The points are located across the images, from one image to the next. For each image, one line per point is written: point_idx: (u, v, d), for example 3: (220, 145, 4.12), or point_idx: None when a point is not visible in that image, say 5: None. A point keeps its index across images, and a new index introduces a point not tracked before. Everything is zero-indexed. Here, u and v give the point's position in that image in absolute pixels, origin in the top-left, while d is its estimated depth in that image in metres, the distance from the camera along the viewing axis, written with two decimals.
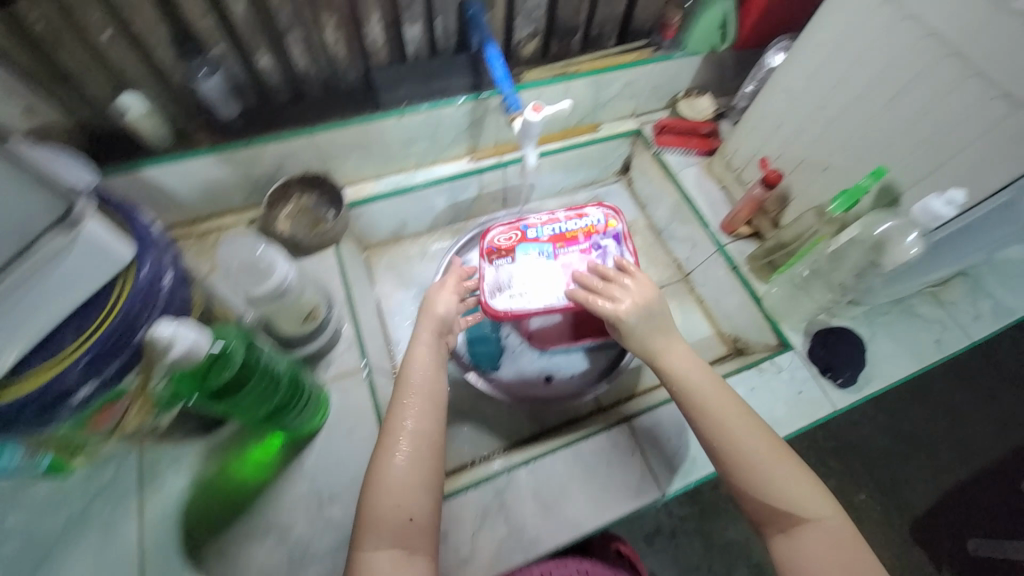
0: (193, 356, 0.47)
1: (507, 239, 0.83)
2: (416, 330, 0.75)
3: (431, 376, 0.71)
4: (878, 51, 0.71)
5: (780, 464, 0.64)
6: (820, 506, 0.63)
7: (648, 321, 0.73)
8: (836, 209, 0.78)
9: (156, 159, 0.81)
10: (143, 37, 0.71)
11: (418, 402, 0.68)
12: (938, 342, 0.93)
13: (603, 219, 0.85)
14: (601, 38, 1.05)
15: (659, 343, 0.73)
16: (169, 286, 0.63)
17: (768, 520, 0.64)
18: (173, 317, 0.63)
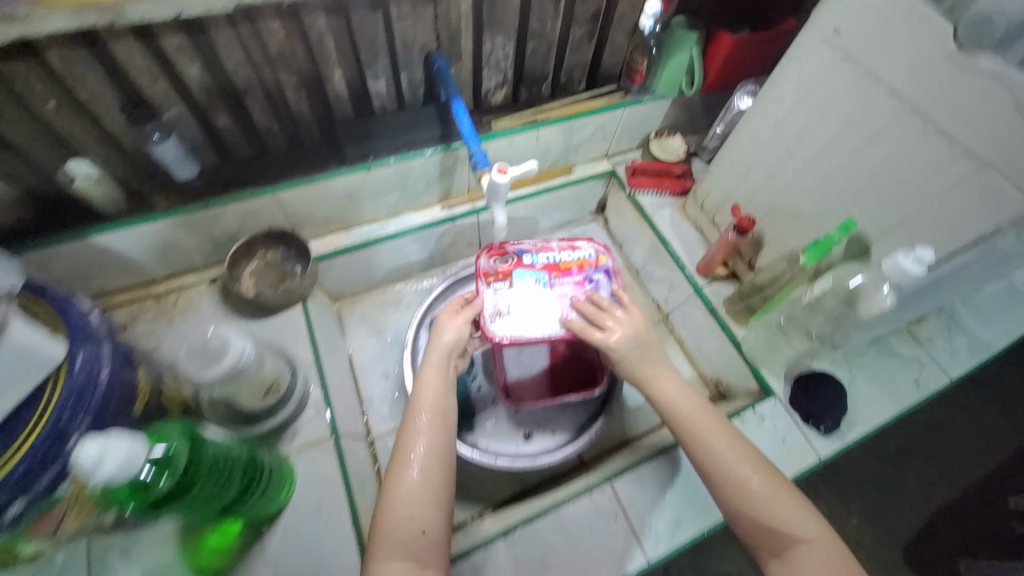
0: (130, 466, 0.44)
1: (504, 263, 0.81)
2: (430, 353, 0.72)
3: (441, 396, 0.69)
4: (842, 105, 0.71)
5: (769, 484, 0.62)
6: (813, 528, 0.60)
7: (640, 349, 0.72)
8: (808, 259, 0.78)
9: (106, 227, 0.77)
10: (91, 105, 0.68)
11: (429, 421, 0.65)
12: (917, 382, 0.92)
13: (595, 252, 0.83)
14: (571, 83, 1.05)
15: (645, 368, 0.71)
16: (107, 385, 0.58)
17: (761, 544, 0.60)
18: (116, 410, 0.58)
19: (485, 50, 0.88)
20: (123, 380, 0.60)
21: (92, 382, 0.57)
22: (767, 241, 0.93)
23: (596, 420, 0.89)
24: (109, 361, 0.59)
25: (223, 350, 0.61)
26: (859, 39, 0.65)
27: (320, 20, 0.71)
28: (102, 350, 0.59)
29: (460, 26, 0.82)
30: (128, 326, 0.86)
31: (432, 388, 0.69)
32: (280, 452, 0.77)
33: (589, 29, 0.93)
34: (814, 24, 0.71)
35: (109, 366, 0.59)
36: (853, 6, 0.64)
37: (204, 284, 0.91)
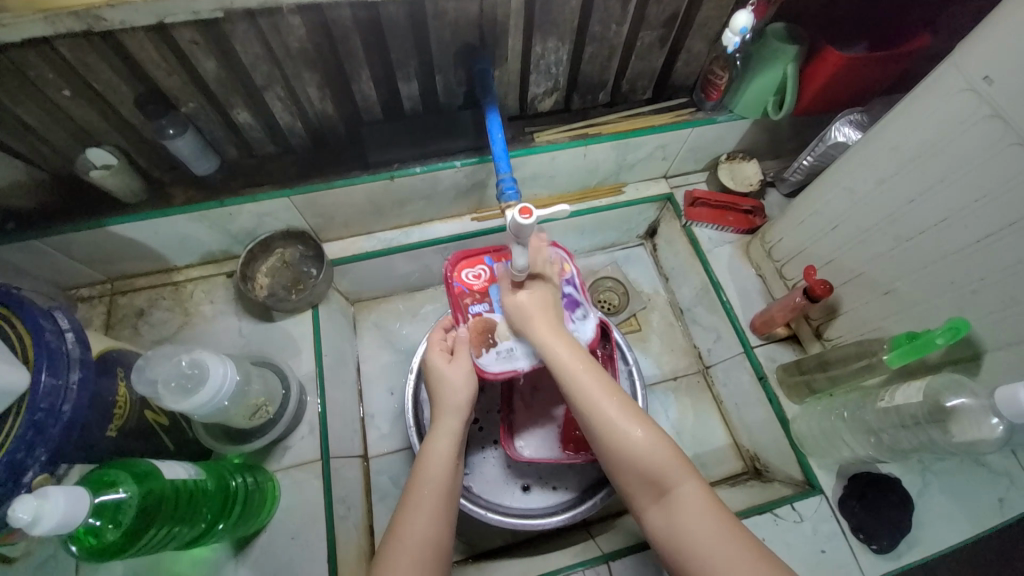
0: (61, 528, 0.42)
1: (477, 277, 0.71)
2: (439, 415, 0.64)
3: (449, 468, 0.61)
4: (976, 173, 0.56)
5: (644, 435, 0.55)
6: (686, 473, 0.54)
7: (540, 302, 0.64)
8: (895, 357, 0.63)
9: (121, 217, 0.75)
10: (106, 95, 0.65)
11: (427, 503, 0.58)
12: (1002, 502, 0.74)
13: (560, 260, 0.72)
14: (633, 92, 0.90)
15: (532, 318, 0.63)
16: (71, 416, 0.49)
17: (638, 491, 0.55)
18: (80, 433, 0.51)
19: (535, 53, 0.76)
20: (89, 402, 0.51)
21: (54, 414, 0.48)
22: (844, 311, 0.77)
23: (603, 486, 0.80)
24: (78, 389, 0.50)
25: (202, 383, 0.58)
26: (1017, 92, 0.50)
27: (345, 14, 0.63)
28: (71, 375, 0.50)
29: (509, 25, 0.71)
30: (144, 312, 0.86)
31: (447, 447, 0.62)
32: (268, 468, 0.75)
33: (663, 33, 0.78)
34: (957, 61, 0.54)
35: (77, 393, 0.50)
36: (1017, 50, 0.49)
37: (223, 274, 0.90)
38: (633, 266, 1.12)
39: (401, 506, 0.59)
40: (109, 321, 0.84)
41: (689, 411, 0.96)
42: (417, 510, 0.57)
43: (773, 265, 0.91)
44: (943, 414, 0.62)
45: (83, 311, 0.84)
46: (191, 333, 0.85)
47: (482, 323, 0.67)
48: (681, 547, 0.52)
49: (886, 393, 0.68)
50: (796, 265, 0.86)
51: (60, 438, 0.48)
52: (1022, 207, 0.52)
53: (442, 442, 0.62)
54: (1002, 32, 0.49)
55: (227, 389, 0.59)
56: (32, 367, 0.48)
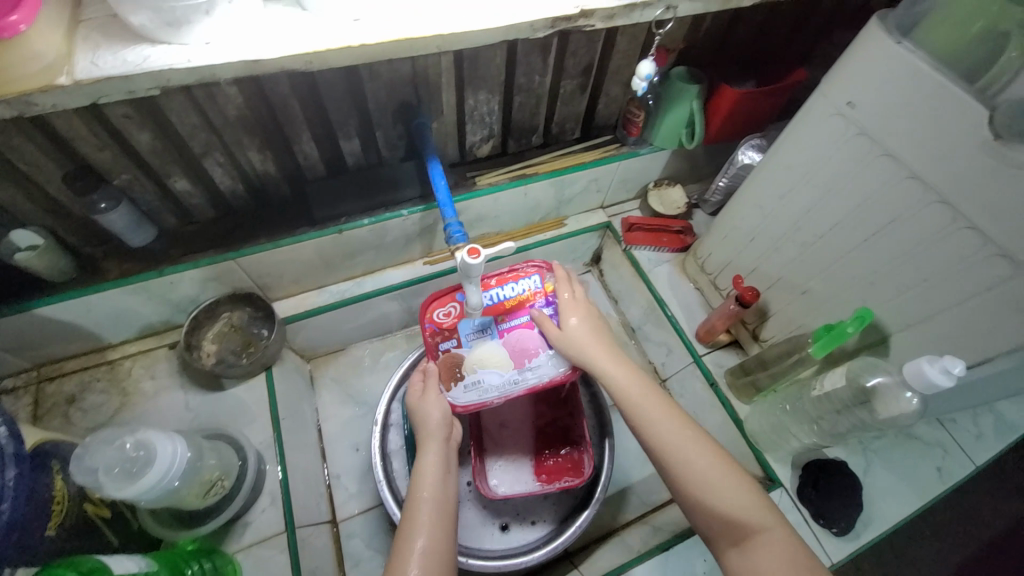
0: None
1: (447, 315, 0.72)
2: (423, 440, 0.65)
3: (442, 485, 0.61)
4: (853, 181, 0.65)
5: (721, 468, 0.55)
6: (765, 512, 0.52)
7: (589, 335, 0.68)
8: (819, 348, 0.71)
9: (47, 298, 0.70)
10: (31, 174, 0.63)
11: (428, 517, 0.57)
12: (939, 470, 0.82)
13: (540, 282, 0.72)
14: (563, 134, 0.98)
15: (584, 344, 0.67)
16: (9, 517, 0.45)
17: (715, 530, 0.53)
18: (16, 537, 0.46)
19: (469, 105, 0.82)
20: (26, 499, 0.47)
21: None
22: (773, 313, 0.85)
23: (578, 513, 0.80)
24: (15, 485, 0.46)
25: (149, 464, 0.56)
26: (873, 115, 0.60)
27: (282, 81, 0.65)
28: (7, 473, 0.45)
29: (441, 82, 0.76)
30: (75, 398, 0.79)
31: (434, 464, 0.63)
32: (226, 551, 0.70)
33: (582, 81, 0.87)
34: (825, 92, 0.65)
35: (15, 491, 0.46)
36: (870, 80, 0.59)
37: (165, 346, 0.86)
38: None
39: (403, 527, 0.57)
40: (36, 412, 0.77)
41: None
42: (421, 525, 0.57)
43: (708, 278, 0.98)
44: (867, 394, 0.69)
45: (3, 405, 0.77)
46: (131, 413, 0.80)
47: (452, 359, 0.71)
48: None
49: (817, 383, 0.75)
50: (727, 276, 0.94)
51: None
52: (895, 208, 0.62)
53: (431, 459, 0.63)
54: (856, 66, 0.60)
55: (178, 468, 0.58)
56: None
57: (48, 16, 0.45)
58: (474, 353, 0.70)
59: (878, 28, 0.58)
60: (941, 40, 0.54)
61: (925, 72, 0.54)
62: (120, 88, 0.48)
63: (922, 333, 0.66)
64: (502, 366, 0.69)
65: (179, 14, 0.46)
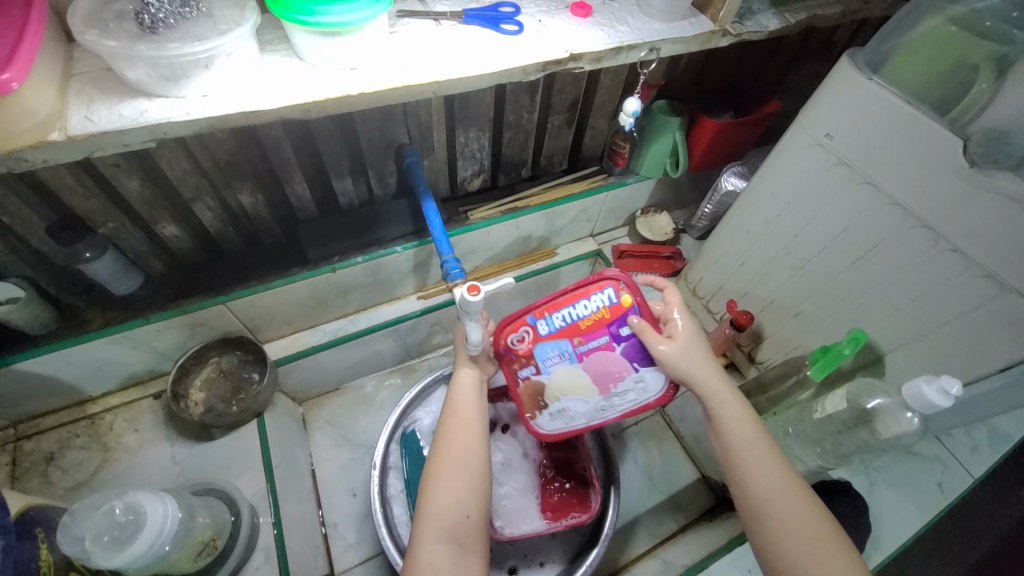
0: None
1: (521, 341, 0.63)
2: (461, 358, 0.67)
3: (478, 397, 0.64)
4: (836, 208, 0.67)
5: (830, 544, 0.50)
6: None
7: (700, 361, 0.60)
8: (817, 371, 0.72)
9: (24, 352, 0.67)
10: (13, 225, 0.61)
11: (467, 421, 0.61)
12: (940, 486, 0.82)
13: (617, 295, 0.61)
14: (551, 166, 1.00)
15: (696, 367, 0.60)
16: None
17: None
18: None
19: (460, 143, 0.83)
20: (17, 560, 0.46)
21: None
22: (767, 335, 0.86)
23: (587, 551, 0.77)
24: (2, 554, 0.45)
25: (139, 530, 0.53)
26: (851, 145, 0.63)
27: (276, 128, 0.66)
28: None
29: (432, 121, 0.78)
30: (53, 456, 0.75)
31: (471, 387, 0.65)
32: None
33: (569, 116, 0.90)
34: (804, 123, 0.68)
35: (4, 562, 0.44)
36: (844, 113, 0.63)
37: (148, 396, 0.82)
38: None
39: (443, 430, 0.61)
40: (10, 474, 0.72)
41: (656, 454, 0.98)
42: (460, 427, 0.61)
43: (700, 302, 0.99)
44: (867, 415, 0.69)
45: None
46: (114, 469, 0.76)
47: (532, 387, 0.65)
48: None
49: (816, 406, 0.76)
50: (720, 300, 0.95)
51: None
52: (879, 232, 0.64)
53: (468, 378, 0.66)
54: (831, 99, 0.64)
55: (169, 531, 0.55)
56: None
57: (42, 73, 0.44)
58: (557, 380, 0.64)
59: (850, 64, 0.61)
60: (910, 75, 0.58)
61: (897, 106, 0.57)
62: (115, 142, 0.47)
63: (915, 352, 0.67)
64: (587, 394, 0.63)
65: (176, 67, 0.47)
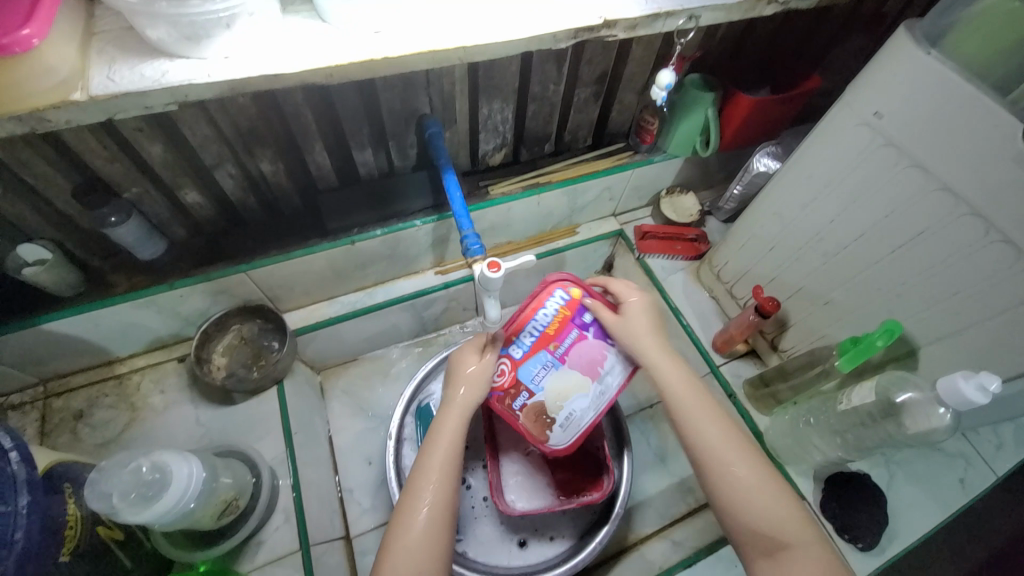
0: None
1: (501, 375, 0.64)
2: (447, 403, 0.62)
3: (457, 454, 0.59)
4: (879, 192, 0.64)
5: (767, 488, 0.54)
6: (805, 531, 0.52)
7: (643, 328, 0.64)
8: (845, 362, 0.69)
9: (55, 313, 0.69)
10: (40, 188, 0.61)
11: (439, 483, 0.57)
12: (962, 482, 0.80)
13: (568, 291, 0.64)
14: (575, 141, 0.97)
15: (643, 343, 0.62)
16: (24, 544, 0.46)
17: (747, 540, 0.53)
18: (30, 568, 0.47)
19: (482, 114, 0.81)
20: (42, 516, 0.49)
21: (6, 544, 0.45)
22: (793, 323, 0.84)
23: (598, 529, 0.79)
24: (28, 512, 0.47)
25: (166, 487, 0.55)
26: (901, 125, 0.59)
27: (297, 95, 0.65)
28: (20, 499, 0.47)
29: (454, 90, 0.75)
30: (83, 413, 0.78)
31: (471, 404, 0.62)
32: (240, 570, 0.69)
33: (597, 89, 0.86)
34: (851, 100, 0.64)
35: (28, 518, 0.47)
36: (895, 90, 0.58)
37: (173, 359, 0.84)
38: None
39: (412, 484, 0.58)
40: (43, 429, 0.75)
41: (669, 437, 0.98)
42: (430, 489, 0.56)
43: (724, 287, 0.97)
44: (895, 409, 0.67)
45: (10, 421, 0.75)
46: (142, 428, 0.79)
47: (534, 409, 0.64)
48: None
49: (841, 397, 0.74)
50: (744, 285, 0.92)
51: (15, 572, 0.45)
52: (924, 219, 0.60)
53: (469, 390, 0.62)
54: (882, 75, 0.59)
55: (194, 489, 0.58)
56: None
57: (61, 31, 0.44)
58: (553, 391, 0.64)
59: (906, 36, 0.56)
60: (974, 50, 0.53)
61: (956, 84, 0.53)
62: (137, 104, 0.46)
63: (952, 346, 0.65)
64: (583, 388, 0.64)
65: (197, 27, 0.45)
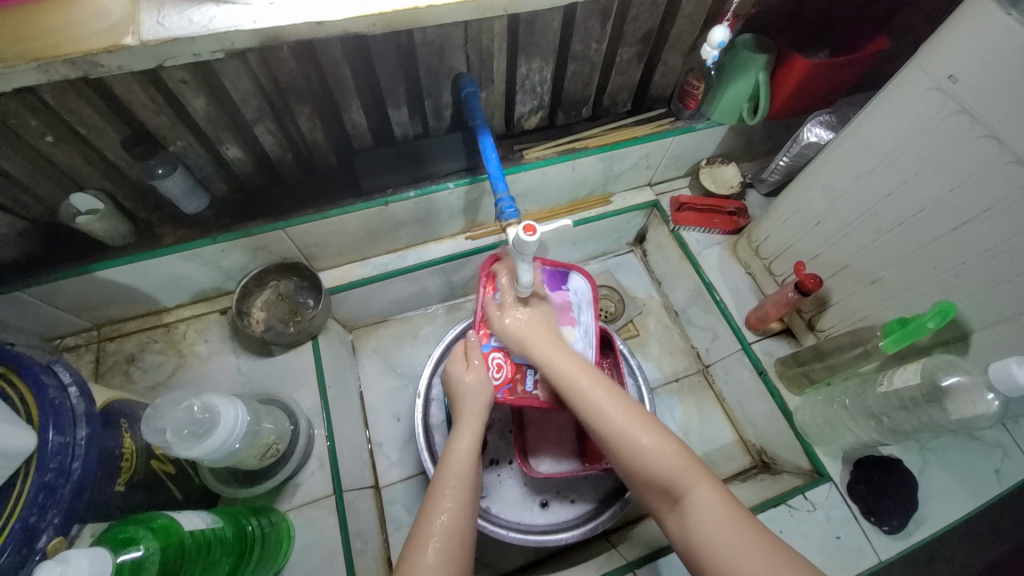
0: (100, 564, 0.42)
1: (500, 370, 0.72)
2: (461, 421, 0.67)
3: (471, 467, 0.63)
4: (946, 164, 0.59)
5: (661, 445, 0.57)
6: (699, 477, 0.54)
7: (534, 325, 0.70)
8: (889, 343, 0.67)
9: (108, 262, 0.72)
10: (91, 139, 0.63)
11: (456, 494, 0.59)
12: (999, 472, 0.77)
13: None
14: (614, 106, 0.93)
15: (526, 337, 0.69)
16: (81, 473, 0.50)
17: (656, 500, 0.56)
18: (88, 496, 0.51)
19: (520, 74, 0.78)
20: (99, 449, 0.52)
21: (64, 472, 0.49)
22: (834, 302, 0.81)
23: (619, 495, 0.80)
24: (86, 444, 0.51)
25: (214, 427, 0.59)
26: (978, 91, 0.54)
27: (336, 47, 0.63)
28: (77, 432, 0.51)
29: (493, 47, 0.72)
30: (135, 357, 0.83)
31: (482, 402, 0.68)
32: (279, 509, 0.74)
33: (641, 49, 0.81)
34: (922, 62, 0.58)
35: (85, 449, 0.51)
36: (975, 51, 0.53)
37: (216, 311, 0.88)
38: (625, 273, 1.14)
39: (430, 499, 0.60)
40: (99, 369, 0.81)
41: (694, 412, 0.98)
42: (447, 501, 0.59)
43: (762, 263, 0.94)
44: (939, 393, 0.65)
45: (69, 361, 0.81)
46: (188, 374, 0.83)
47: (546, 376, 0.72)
48: (701, 550, 0.50)
49: (881, 378, 0.71)
50: (785, 261, 0.89)
51: (72, 498, 0.49)
52: (994, 194, 0.56)
53: (478, 389, 0.69)
54: (959, 35, 0.54)
55: (238, 431, 0.61)
56: (39, 427, 0.49)
57: None
58: None
59: None
60: None
61: None
62: (186, 50, 0.47)
63: (1009, 330, 0.62)
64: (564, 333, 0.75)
65: None
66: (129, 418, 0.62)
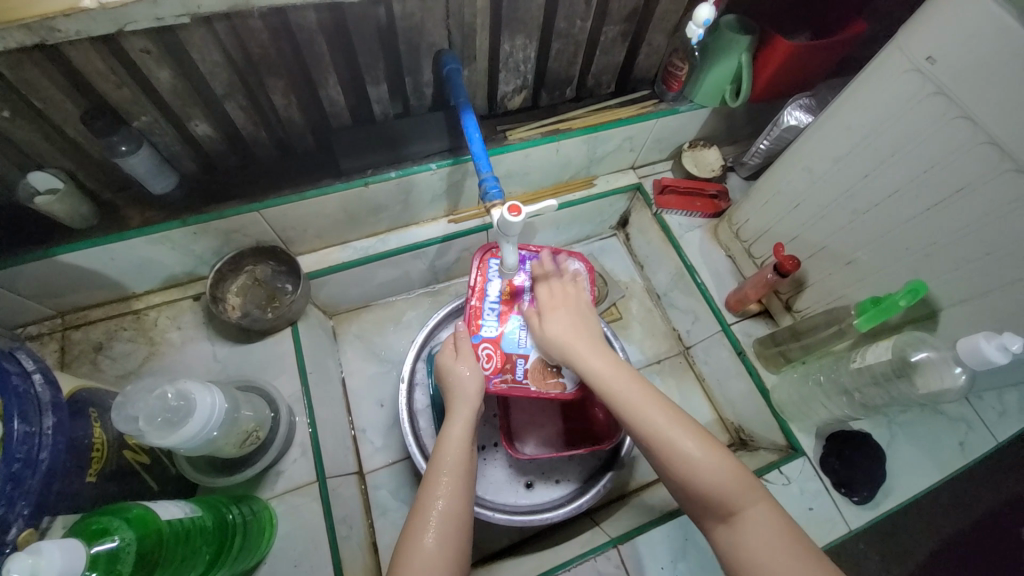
0: (72, 560, 0.40)
1: (489, 361, 0.72)
2: (455, 407, 0.66)
3: (467, 451, 0.62)
4: (920, 145, 0.61)
5: (712, 456, 0.54)
6: (751, 494, 0.52)
7: (577, 333, 0.68)
8: (863, 322, 0.69)
9: (70, 245, 0.69)
10: (47, 113, 0.59)
11: (452, 481, 0.59)
12: (962, 445, 0.81)
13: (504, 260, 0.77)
14: (598, 87, 0.92)
15: (571, 344, 0.67)
16: (50, 464, 0.48)
17: (702, 511, 0.53)
18: (56, 486, 0.49)
19: (504, 51, 0.76)
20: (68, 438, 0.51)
21: (31, 463, 0.47)
22: (811, 283, 0.83)
23: (602, 475, 0.82)
24: (53, 434, 0.49)
25: (189, 415, 0.57)
26: (955, 73, 0.55)
27: (311, 18, 0.60)
28: (44, 421, 0.49)
29: (476, 24, 0.70)
30: (102, 346, 0.79)
31: (473, 387, 0.67)
32: (261, 497, 0.73)
33: (625, 27, 0.80)
34: (901, 45, 0.59)
35: (53, 439, 0.49)
36: (952, 32, 0.54)
37: (189, 297, 0.85)
38: (608, 257, 1.15)
39: (427, 484, 0.59)
40: (63, 359, 0.77)
41: (675, 393, 0.99)
42: (444, 486, 0.58)
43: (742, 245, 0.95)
44: (909, 368, 0.67)
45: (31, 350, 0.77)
46: (160, 362, 0.80)
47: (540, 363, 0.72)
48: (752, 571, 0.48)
49: (854, 355, 0.73)
50: (764, 244, 0.90)
51: (42, 488, 0.47)
52: (967, 175, 0.58)
53: (467, 376, 0.68)
54: (940, 16, 0.54)
55: (215, 419, 0.59)
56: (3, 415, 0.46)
57: None
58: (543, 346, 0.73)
59: None
60: None
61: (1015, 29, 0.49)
62: (148, 14, 0.46)
63: (976, 308, 0.64)
64: None
65: None
66: (99, 408, 0.59)
